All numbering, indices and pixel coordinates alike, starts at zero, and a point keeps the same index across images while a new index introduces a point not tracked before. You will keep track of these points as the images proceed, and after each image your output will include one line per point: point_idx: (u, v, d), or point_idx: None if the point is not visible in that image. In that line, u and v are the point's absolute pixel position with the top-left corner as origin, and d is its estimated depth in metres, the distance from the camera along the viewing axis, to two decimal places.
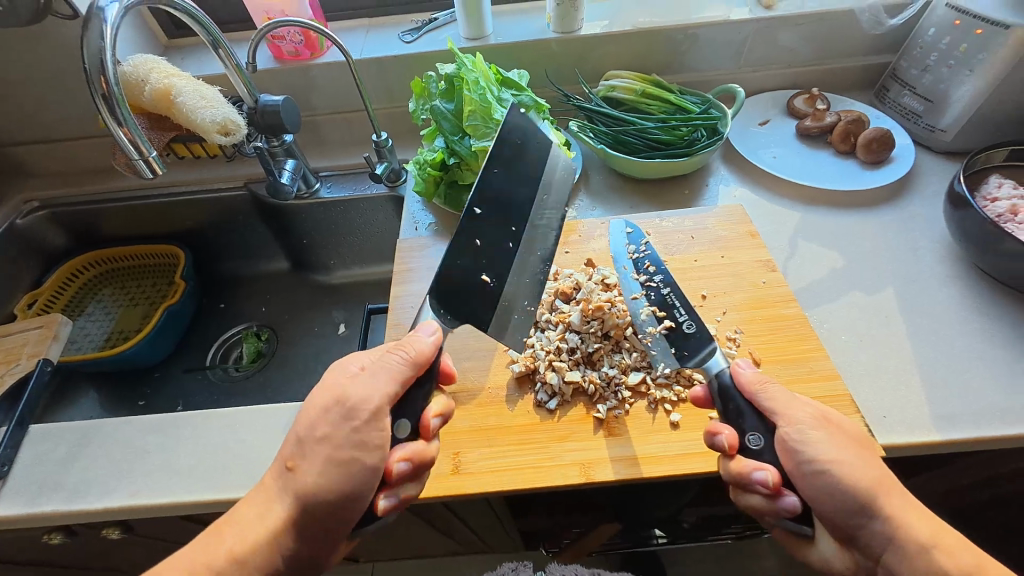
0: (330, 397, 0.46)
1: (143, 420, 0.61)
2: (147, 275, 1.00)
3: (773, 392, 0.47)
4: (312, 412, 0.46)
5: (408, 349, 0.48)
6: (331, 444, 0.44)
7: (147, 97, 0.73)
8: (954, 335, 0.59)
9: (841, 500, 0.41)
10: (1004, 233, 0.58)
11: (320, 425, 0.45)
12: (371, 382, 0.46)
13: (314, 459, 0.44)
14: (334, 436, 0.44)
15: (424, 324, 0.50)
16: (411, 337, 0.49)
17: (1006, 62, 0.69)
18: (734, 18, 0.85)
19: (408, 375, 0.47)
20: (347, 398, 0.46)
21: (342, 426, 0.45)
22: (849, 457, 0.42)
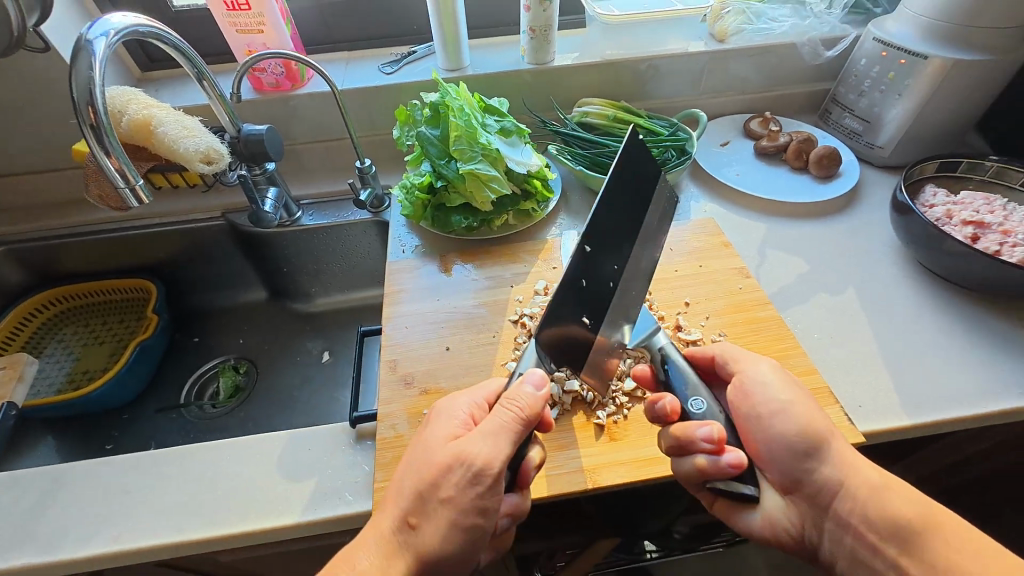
0: (450, 456, 0.45)
1: (125, 459, 0.58)
2: (114, 312, 0.96)
3: (729, 356, 0.56)
4: (430, 470, 0.45)
5: (520, 405, 0.46)
6: (455, 505, 0.43)
7: (124, 128, 0.72)
8: (911, 328, 0.65)
9: (791, 446, 0.49)
10: (944, 234, 0.64)
11: (444, 485, 0.44)
12: (491, 441, 0.45)
13: (437, 519, 0.43)
14: (456, 497, 0.43)
15: (529, 376, 0.48)
16: (520, 391, 0.47)
17: (928, 87, 0.78)
18: (692, 50, 0.92)
19: (520, 433, 0.46)
20: (470, 458, 0.44)
21: (468, 489, 0.44)
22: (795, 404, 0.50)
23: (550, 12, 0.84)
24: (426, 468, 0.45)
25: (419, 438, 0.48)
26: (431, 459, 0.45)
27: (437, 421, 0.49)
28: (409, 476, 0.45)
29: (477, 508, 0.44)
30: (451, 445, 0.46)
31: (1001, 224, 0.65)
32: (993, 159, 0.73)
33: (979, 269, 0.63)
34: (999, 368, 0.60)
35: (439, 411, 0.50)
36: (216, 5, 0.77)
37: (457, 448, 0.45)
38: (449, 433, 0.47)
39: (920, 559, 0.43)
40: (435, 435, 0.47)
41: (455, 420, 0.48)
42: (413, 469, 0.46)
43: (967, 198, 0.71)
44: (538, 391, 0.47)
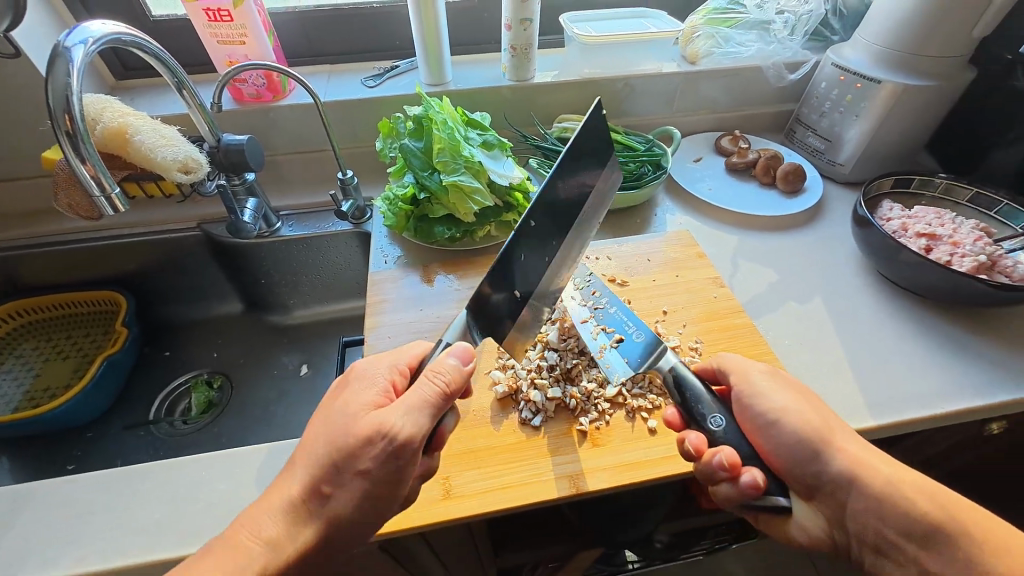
0: (370, 428, 0.44)
1: (92, 477, 0.55)
2: (79, 325, 0.92)
3: (726, 364, 0.57)
4: (347, 440, 0.44)
5: (443, 379, 0.46)
6: (370, 475, 0.44)
7: (98, 136, 0.70)
8: (873, 334, 0.68)
9: (793, 448, 0.49)
10: (900, 246, 0.68)
11: (363, 458, 0.43)
12: (411, 415, 0.45)
13: (351, 487, 0.44)
14: (372, 467, 0.43)
15: (455, 349, 0.49)
16: (444, 364, 0.47)
17: (882, 110, 0.84)
18: (665, 71, 0.97)
19: (441, 406, 0.46)
20: (388, 429, 0.44)
21: (386, 462, 0.44)
22: (790, 406, 0.51)
23: (530, 32, 0.86)
24: (345, 439, 0.44)
25: (339, 402, 0.48)
26: (351, 428, 0.45)
27: (354, 386, 0.49)
28: (323, 441, 0.45)
29: (391, 478, 0.44)
30: (370, 416, 0.45)
31: (951, 236, 0.70)
32: (942, 176, 0.79)
33: (933, 278, 0.67)
34: (953, 371, 0.64)
35: (358, 376, 0.49)
36: (197, 15, 0.77)
37: (378, 419, 0.44)
38: (369, 401, 0.47)
39: (942, 555, 0.42)
40: (353, 403, 0.47)
41: (374, 387, 0.48)
42: (330, 437, 0.45)
43: (920, 212, 0.76)
44: (462, 364, 0.48)
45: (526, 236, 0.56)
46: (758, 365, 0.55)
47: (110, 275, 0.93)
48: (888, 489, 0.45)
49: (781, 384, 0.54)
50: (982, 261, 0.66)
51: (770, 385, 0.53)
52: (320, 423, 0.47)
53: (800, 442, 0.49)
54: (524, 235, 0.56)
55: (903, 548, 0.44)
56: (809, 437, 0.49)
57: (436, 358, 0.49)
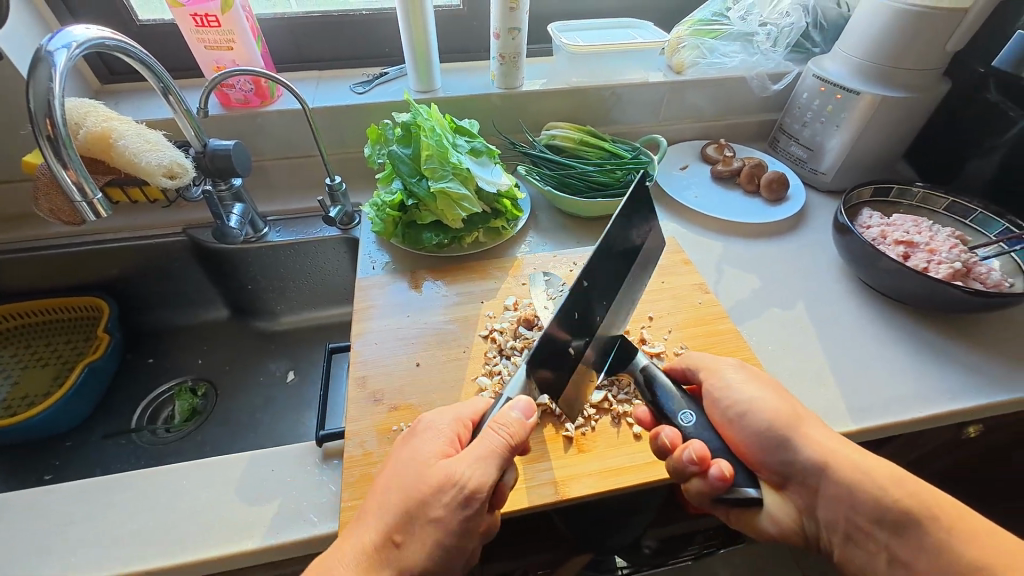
0: (441, 477, 0.45)
1: (70, 487, 0.54)
2: (59, 331, 0.90)
3: (694, 361, 0.60)
4: (419, 490, 0.44)
5: (506, 431, 0.46)
6: (441, 525, 0.43)
7: (81, 140, 0.70)
8: (854, 339, 0.70)
9: (764, 440, 0.52)
10: (879, 253, 0.70)
11: (435, 505, 0.43)
12: (480, 465, 0.45)
13: (422, 535, 0.43)
14: (443, 515, 0.43)
15: (518, 400, 0.48)
16: (507, 415, 0.47)
17: (862, 120, 0.86)
18: (652, 80, 0.98)
19: (507, 455, 0.46)
20: (460, 480, 0.44)
21: (456, 510, 0.44)
22: (758, 400, 0.54)
23: (518, 40, 0.87)
24: (416, 488, 0.44)
25: (407, 451, 0.48)
26: (421, 476, 0.45)
27: (419, 438, 0.49)
28: (393, 490, 0.45)
29: (461, 528, 0.44)
30: (442, 467, 0.45)
31: (928, 244, 0.72)
32: (920, 185, 0.81)
33: (911, 285, 0.69)
34: (931, 375, 0.65)
35: (422, 428, 0.50)
36: (184, 21, 0.77)
37: (448, 468, 0.45)
38: (436, 451, 0.47)
39: (910, 540, 0.44)
40: (420, 452, 0.47)
41: (438, 437, 0.48)
42: (399, 485, 0.45)
43: (898, 220, 0.77)
44: (525, 417, 0.48)
45: (582, 295, 0.54)
46: (727, 362, 0.58)
47: (92, 281, 0.92)
48: (857, 477, 0.48)
49: (750, 379, 0.56)
50: (958, 268, 0.67)
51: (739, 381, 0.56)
52: (388, 472, 0.47)
53: (769, 434, 0.52)
54: (580, 296, 0.54)
55: (875, 534, 0.46)
56: (776, 429, 0.52)
57: (498, 409, 0.49)
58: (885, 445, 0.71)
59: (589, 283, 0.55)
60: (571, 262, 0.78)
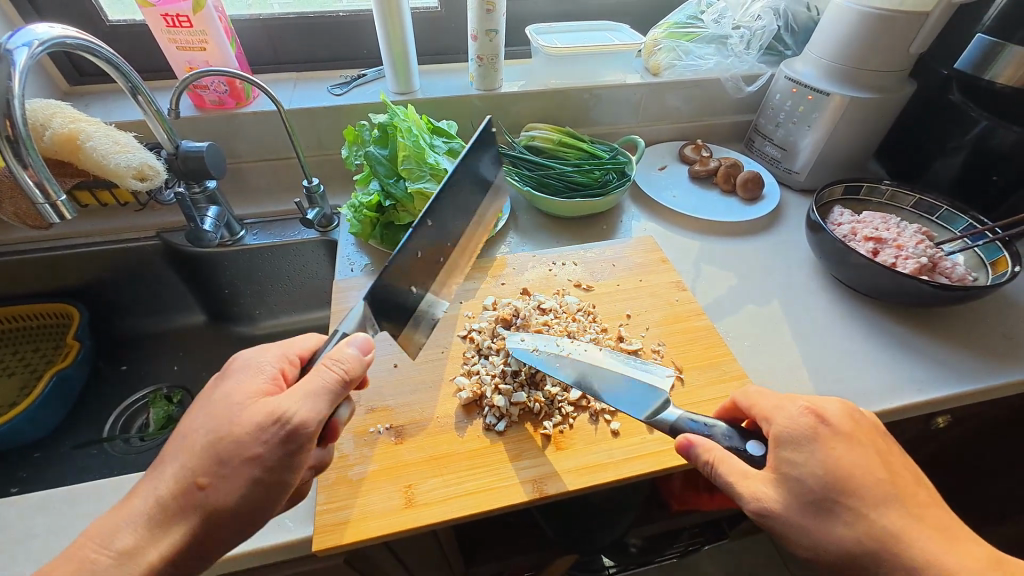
0: (264, 414, 0.43)
1: (34, 499, 0.53)
2: (27, 339, 0.88)
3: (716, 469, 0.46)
4: (239, 431, 0.42)
5: (340, 367, 0.46)
6: (263, 462, 0.42)
7: (47, 142, 0.68)
8: (828, 335, 0.71)
9: (823, 514, 0.41)
10: (850, 249, 0.72)
11: (252, 444, 0.42)
12: (308, 400, 0.44)
13: (234, 478, 0.41)
14: (264, 448, 0.42)
15: (354, 338, 0.48)
16: (343, 351, 0.46)
17: (833, 120, 0.88)
18: (629, 82, 0.99)
19: (341, 392, 0.45)
20: (285, 411, 0.43)
21: (278, 448, 0.42)
22: (823, 453, 0.43)
23: (496, 42, 0.88)
24: (233, 428, 0.42)
25: (223, 392, 0.46)
26: (240, 419, 0.43)
27: (234, 380, 0.46)
28: (203, 434, 0.43)
29: (283, 467, 0.43)
30: (265, 403, 0.44)
31: (896, 240, 0.74)
32: (888, 183, 0.83)
33: (880, 280, 0.70)
34: (901, 368, 0.67)
35: (242, 364, 0.47)
36: (155, 21, 0.75)
37: (270, 405, 0.43)
38: (255, 388, 0.45)
39: None
40: (239, 392, 0.45)
41: (262, 375, 0.46)
42: (209, 428, 0.43)
43: (868, 217, 0.79)
44: (362, 353, 0.48)
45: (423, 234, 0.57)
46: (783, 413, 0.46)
47: (62, 287, 0.89)
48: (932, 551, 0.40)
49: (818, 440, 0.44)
50: (924, 263, 0.69)
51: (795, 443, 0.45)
52: (196, 418, 0.44)
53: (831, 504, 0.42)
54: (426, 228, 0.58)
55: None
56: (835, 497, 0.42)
57: (334, 348, 0.49)
58: None
59: (433, 224, 0.58)
60: (551, 261, 0.78)
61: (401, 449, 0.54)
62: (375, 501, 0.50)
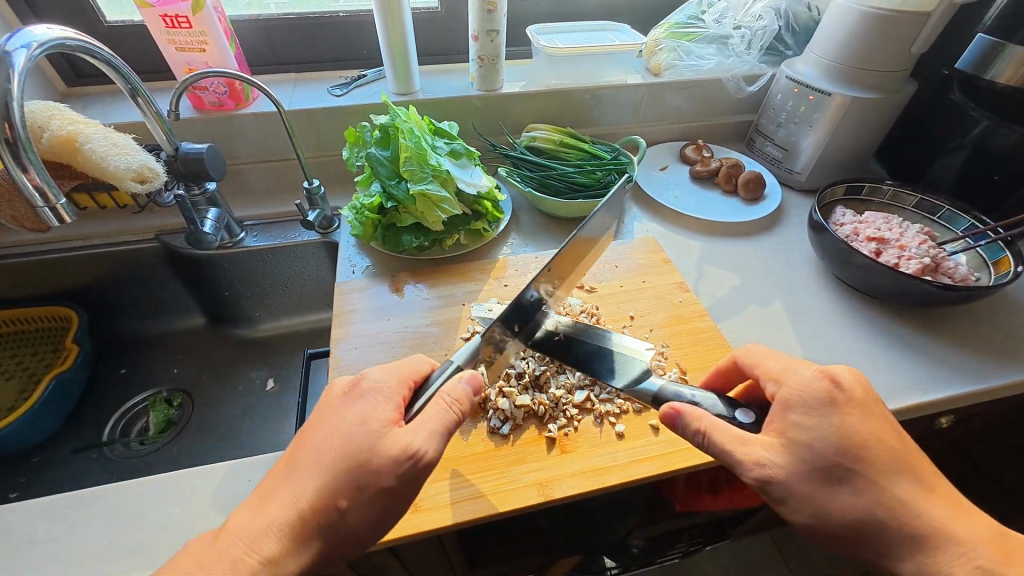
0: (398, 449, 0.43)
1: (34, 506, 0.52)
2: (25, 343, 0.87)
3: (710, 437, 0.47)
4: (374, 461, 0.43)
5: (454, 403, 0.47)
6: (389, 490, 0.43)
7: (45, 144, 0.67)
8: (831, 336, 0.71)
9: (834, 481, 0.44)
10: (852, 249, 0.72)
11: (386, 475, 0.43)
12: (432, 437, 0.45)
13: (368, 503, 0.43)
14: (394, 479, 0.43)
15: (466, 372, 0.49)
16: (459, 386, 0.48)
17: (833, 120, 0.88)
18: (630, 82, 0.99)
19: (455, 425, 0.47)
20: (414, 446, 0.43)
21: (406, 480, 0.43)
22: (836, 420, 0.45)
23: (497, 42, 0.87)
24: (370, 457, 0.43)
25: (350, 418, 0.45)
26: (376, 451, 0.43)
27: (362, 405, 0.46)
28: (331, 456, 0.44)
29: (402, 496, 0.44)
30: (400, 437, 0.44)
31: (898, 240, 0.74)
32: (889, 183, 0.83)
33: (883, 281, 0.70)
34: (904, 368, 0.67)
35: (363, 387, 0.47)
36: (154, 22, 0.75)
37: (402, 439, 0.44)
38: (386, 416, 0.46)
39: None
40: (366, 420, 0.45)
41: (386, 403, 0.47)
42: (348, 452, 0.43)
43: (870, 218, 0.79)
44: (473, 390, 0.49)
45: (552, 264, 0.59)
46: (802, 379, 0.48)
47: (60, 289, 0.89)
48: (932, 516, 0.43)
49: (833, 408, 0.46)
50: (927, 263, 0.69)
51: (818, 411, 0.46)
52: (319, 441, 0.45)
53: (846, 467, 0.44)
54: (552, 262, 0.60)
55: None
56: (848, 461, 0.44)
57: (446, 379, 0.50)
58: None
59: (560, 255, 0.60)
60: None
61: None
62: None
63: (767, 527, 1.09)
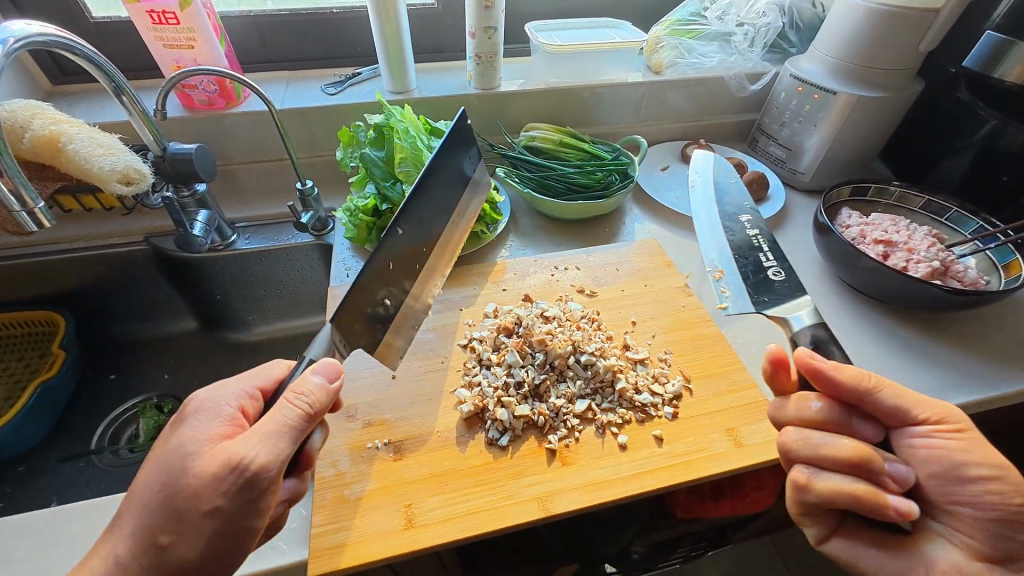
0: (221, 463, 0.41)
1: (14, 522, 0.50)
2: (11, 348, 0.85)
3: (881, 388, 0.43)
4: (194, 481, 0.40)
5: (304, 401, 0.44)
6: (222, 509, 0.40)
7: (26, 145, 0.65)
8: (839, 341, 0.69)
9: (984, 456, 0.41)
10: (859, 252, 0.70)
11: (211, 496, 0.40)
12: (266, 444, 0.42)
13: (195, 531, 0.40)
14: (223, 496, 0.40)
15: (319, 365, 0.47)
16: (307, 383, 0.45)
17: (839, 120, 0.86)
18: (630, 81, 0.97)
19: (304, 430, 0.44)
20: (246, 458, 0.41)
21: (236, 497, 0.40)
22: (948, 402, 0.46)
23: (494, 39, 0.85)
24: (188, 479, 0.40)
25: (178, 438, 0.43)
26: (194, 470, 0.41)
27: (190, 424, 0.44)
28: (154, 490, 0.41)
29: (240, 513, 0.41)
30: (228, 447, 0.41)
31: (906, 243, 0.72)
32: (896, 184, 0.81)
33: (891, 285, 0.68)
34: (914, 374, 0.65)
35: (195, 407, 0.45)
36: (140, 18, 0.73)
37: (226, 452, 0.41)
38: (216, 431, 0.43)
39: None
40: (191, 438, 0.42)
41: (220, 417, 0.44)
42: (173, 476, 0.41)
43: (877, 219, 0.78)
44: (327, 381, 0.46)
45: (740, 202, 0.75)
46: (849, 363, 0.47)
47: (46, 293, 0.86)
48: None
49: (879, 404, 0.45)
50: (936, 266, 0.68)
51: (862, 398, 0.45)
52: (147, 467, 0.43)
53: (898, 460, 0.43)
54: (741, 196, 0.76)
55: None
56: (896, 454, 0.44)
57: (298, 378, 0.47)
58: None
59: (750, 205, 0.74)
60: (553, 266, 0.76)
61: (400, 466, 0.52)
62: (374, 522, 0.48)
63: (769, 531, 1.08)
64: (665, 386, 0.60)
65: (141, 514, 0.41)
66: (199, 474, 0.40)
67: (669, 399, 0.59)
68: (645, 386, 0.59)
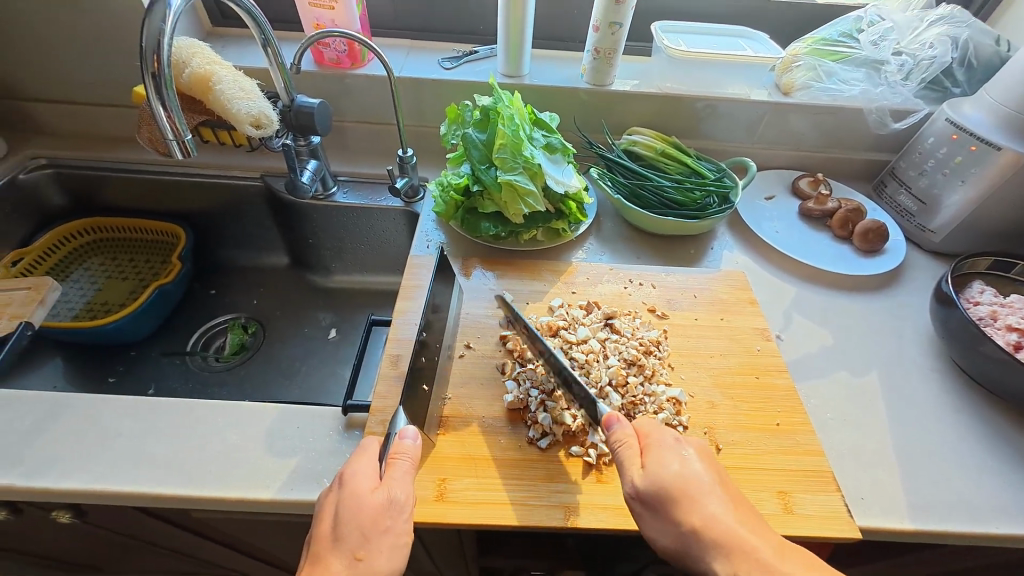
0: (380, 501, 0.45)
1: (125, 402, 0.59)
2: (141, 249, 0.98)
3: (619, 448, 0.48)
4: (360, 524, 0.43)
5: (411, 456, 0.48)
6: (393, 538, 0.44)
7: (185, 79, 0.73)
8: (937, 429, 0.61)
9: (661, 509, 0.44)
10: (985, 335, 0.61)
11: (381, 522, 0.44)
12: (405, 482, 0.46)
13: (387, 551, 0.43)
14: (392, 526, 0.44)
15: (407, 428, 0.49)
16: (401, 443, 0.48)
17: (995, 179, 0.74)
18: (753, 98, 0.90)
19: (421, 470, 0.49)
20: (398, 498, 0.45)
21: (399, 520, 0.45)
22: (679, 464, 0.45)
23: (618, 36, 0.82)
24: (358, 521, 0.43)
25: (333, 502, 0.45)
26: (360, 508, 0.44)
27: (340, 489, 0.45)
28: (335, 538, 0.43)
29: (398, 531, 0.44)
30: (379, 490, 0.45)
31: None
32: None
33: (1015, 381, 0.59)
34: (1019, 488, 0.57)
35: (341, 475, 0.46)
36: None
37: (382, 495, 0.45)
38: (363, 488, 0.45)
39: None
40: (346, 495, 0.45)
41: (361, 478, 0.46)
42: (342, 521, 0.43)
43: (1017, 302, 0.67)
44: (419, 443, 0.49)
45: (833, 257, 0.81)
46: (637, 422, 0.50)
47: (178, 209, 0.99)
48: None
49: (683, 449, 0.47)
50: None
51: (677, 443, 0.47)
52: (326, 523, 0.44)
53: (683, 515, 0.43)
54: (839, 263, 0.80)
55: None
56: (677, 502, 0.43)
57: (391, 436, 0.49)
58: (935, 549, 0.64)
59: (857, 265, 0.80)
60: (628, 279, 0.74)
61: (442, 441, 0.55)
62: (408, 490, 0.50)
63: None
64: (664, 389, 0.60)
65: (338, 549, 0.43)
66: (364, 511, 0.44)
67: (670, 401, 0.60)
68: (660, 380, 0.61)
